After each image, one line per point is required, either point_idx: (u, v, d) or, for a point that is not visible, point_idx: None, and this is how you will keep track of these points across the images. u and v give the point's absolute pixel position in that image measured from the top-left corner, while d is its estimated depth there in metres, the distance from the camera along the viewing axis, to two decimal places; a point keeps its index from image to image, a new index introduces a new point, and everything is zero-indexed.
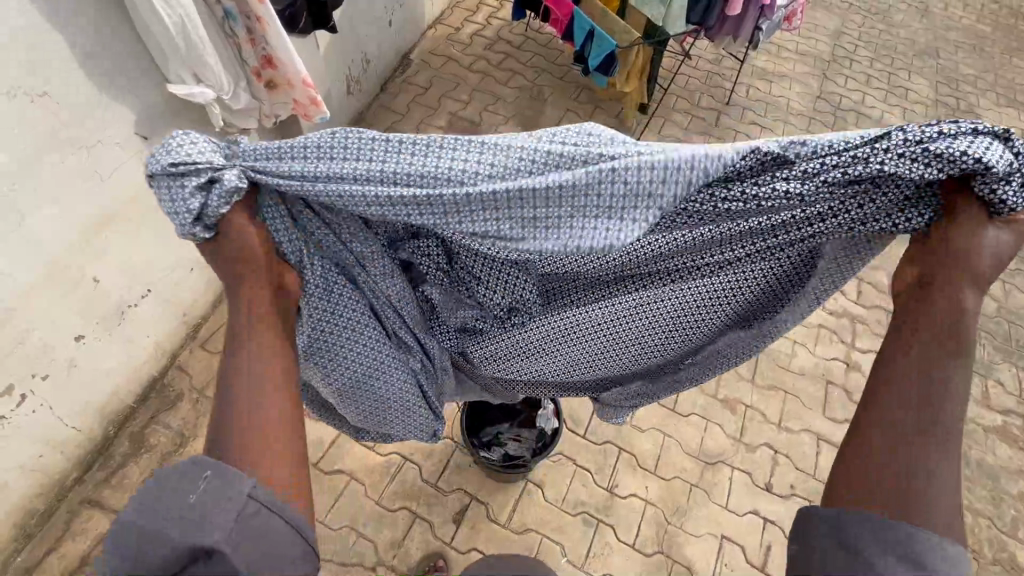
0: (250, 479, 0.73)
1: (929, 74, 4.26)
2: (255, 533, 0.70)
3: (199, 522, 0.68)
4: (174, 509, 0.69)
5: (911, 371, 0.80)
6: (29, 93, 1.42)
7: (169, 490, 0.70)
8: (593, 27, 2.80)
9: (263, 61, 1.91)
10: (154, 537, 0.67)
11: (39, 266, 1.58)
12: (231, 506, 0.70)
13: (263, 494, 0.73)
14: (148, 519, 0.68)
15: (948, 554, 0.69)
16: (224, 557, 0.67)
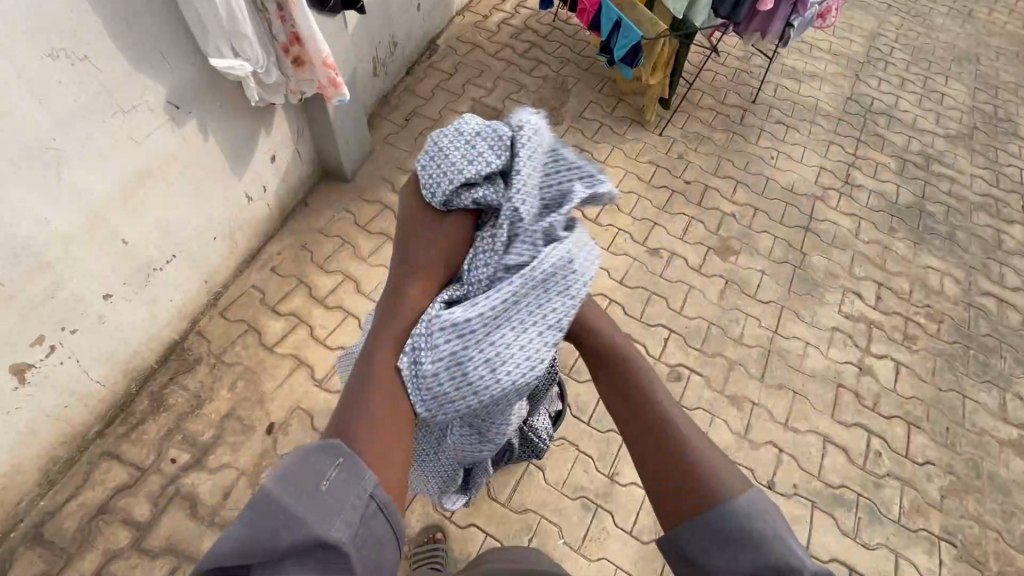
0: (374, 478, 0.63)
1: (967, 80, 4.14)
2: (372, 539, 0.61)
3: (324, 506, 0.60)
4: (301, 485, 0.61)
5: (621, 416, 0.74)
6: (71, 56, 1.49)
7: (293, 470, 0.62)
8: (620, 17, 2.79)
9: (291, 37, 1.96)
10: (277, 521, 0.58)
11: (72, 223, 1.66)
12: (357, 502, 0.61)
13: (384, 497, 0.63)
14: (278, 488, 0.60)
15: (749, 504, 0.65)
16: (345, 561, 0.58)
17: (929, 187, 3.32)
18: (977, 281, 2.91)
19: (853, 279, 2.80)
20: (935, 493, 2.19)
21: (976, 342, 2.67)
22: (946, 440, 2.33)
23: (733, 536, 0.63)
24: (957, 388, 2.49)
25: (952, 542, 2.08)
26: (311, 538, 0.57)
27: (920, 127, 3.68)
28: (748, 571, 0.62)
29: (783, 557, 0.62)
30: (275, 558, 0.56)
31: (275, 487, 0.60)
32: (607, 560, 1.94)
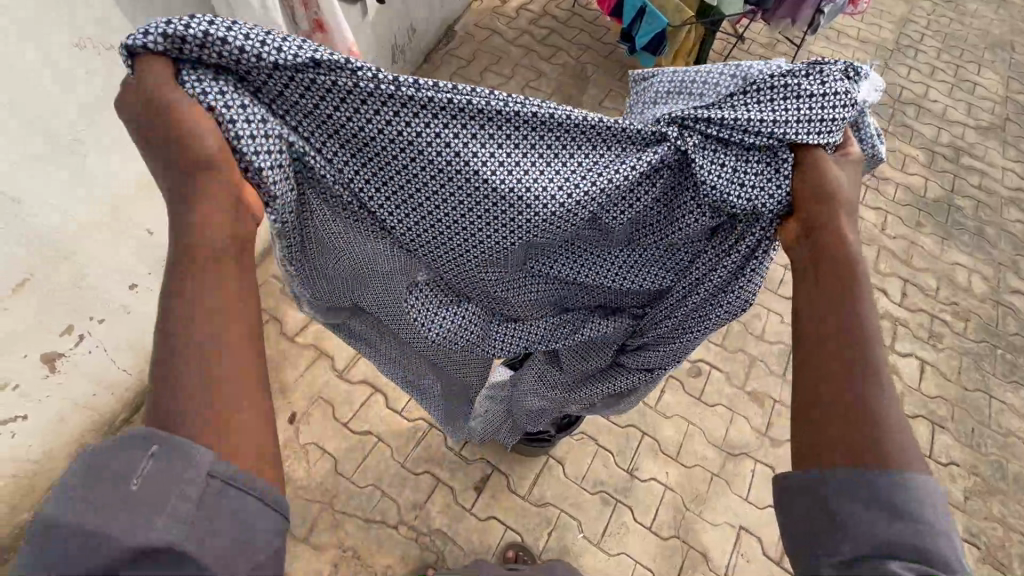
0: (207, 454, 0.58)
1: (1000, 69, 4.00)
2: (217, 525, 0.56)
3: (137, 510, 0.53)
4: (109, 494, 0.53)
5: (823, 299, 0.78)
6: (96, 45, 1.47)
7: (103, 475, 0.55)
8: (645, 4, 2.72)
9: (314, 24, 1.92)
10: (92, 534, 0.51)
11: (99, 213, 1.66)
12: (188, 491, 0.55)
13: (225, 471, 0.58)
14: (73, 515, 0.52)
15: (923, 490, 0.63)
16: (197, 556, 0.54)
17: (958, 180, 3.24)
18: (1006, 279, 2.85)
19: (878, 276, 2.74)
20: (959, 494, 2.16)
21: (1005, 342, 2.62)
22: (971, 440, 2.30)
23: (897, 506, 0.62)
24: (983, 388, 2.45)
25: (974, 543, 2.07)
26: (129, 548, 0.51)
27: (951, 118, 3.57)
28: (896, 541, 0.61)
29: (941, 552, 0.60)
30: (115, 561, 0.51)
31: (68, 513, 0.52)
32: (626, 555, 1.94)
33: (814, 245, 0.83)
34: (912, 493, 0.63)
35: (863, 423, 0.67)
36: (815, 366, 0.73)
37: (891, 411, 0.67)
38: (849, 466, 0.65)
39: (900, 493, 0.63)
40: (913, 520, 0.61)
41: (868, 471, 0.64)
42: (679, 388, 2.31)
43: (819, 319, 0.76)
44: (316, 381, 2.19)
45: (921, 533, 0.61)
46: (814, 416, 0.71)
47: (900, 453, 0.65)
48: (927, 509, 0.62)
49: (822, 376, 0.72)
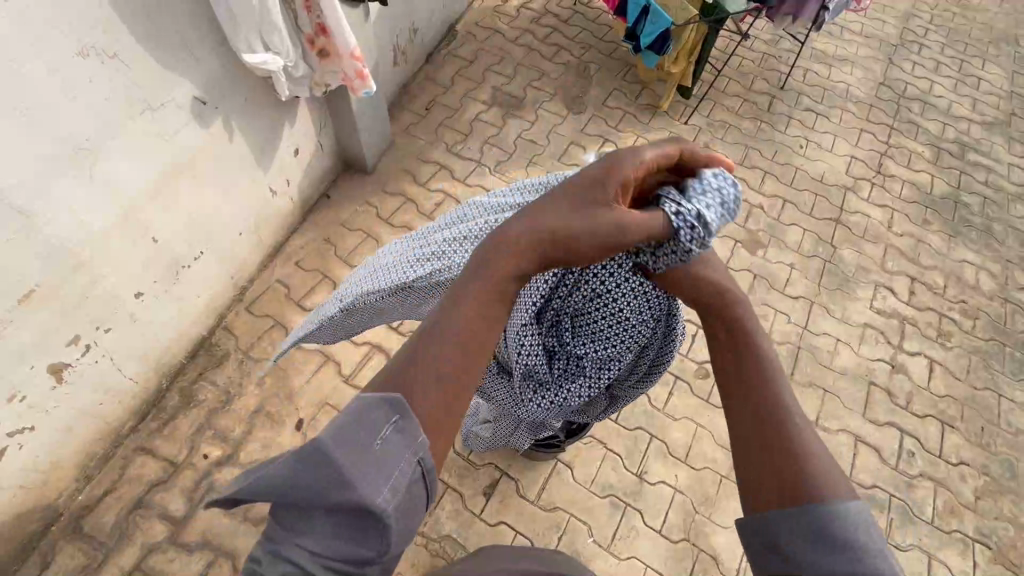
0: (424, 439, 0.68)
1: (1005, 63, 3.97)
2: (409, 502, 0.66)
3: (371, 468, 0.64)
4: (351, 444, 0.64)
5: (734, 360, 0.83)
6: (101, 54, 1.46)
7: (350, 426, 0.65)
8: (649, 3, 2.71)
9: (317, 28, 1.91)
10: (326, 482, 0.62)
11: (105, 222, 1.65)
12: (404, 468, 0.66)
13: (428, 464, 0.68)
14: (332, 445, 0.63)
15: (853, 517, 0.66)
16: (380, 525, 0.63)
17: (964, 176, 3.22)
18: (1014, 276, 2.83)
19: (885, 274, 2.73)
20: (970, 494, 2.15)
21: (1014, 339, 2.61)
22: (981, 439, 2.29)
23: (840, 530, 0.65)
24: (993, 387, 2.44)
25: (986, 544, 2.06)
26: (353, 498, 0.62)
27: (956, 113, 3.55)
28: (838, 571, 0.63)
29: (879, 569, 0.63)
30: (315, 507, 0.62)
31: (327, 441, 0.63)
32: (637, 559, 1.93)
33: (712, 325, 0.87)
34: (853, 519, 0.66)
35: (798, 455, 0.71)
36: (749, 404, 0.77)
37: (813, 445, 0.72)
38: (786, 507, 0.68)
39: (842, 520, 0.66)
40: (850, 548, 0.64)
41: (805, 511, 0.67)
42: (687, 391, 2.29)
43: (729, 362, 0.83)
44: (323, 387, 2.18)
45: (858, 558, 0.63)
46: (751, 449, 0.74)
47: (833, 488, 0.69)
48: (861, 534, 0.65)
49: (761, 414, 0.76)
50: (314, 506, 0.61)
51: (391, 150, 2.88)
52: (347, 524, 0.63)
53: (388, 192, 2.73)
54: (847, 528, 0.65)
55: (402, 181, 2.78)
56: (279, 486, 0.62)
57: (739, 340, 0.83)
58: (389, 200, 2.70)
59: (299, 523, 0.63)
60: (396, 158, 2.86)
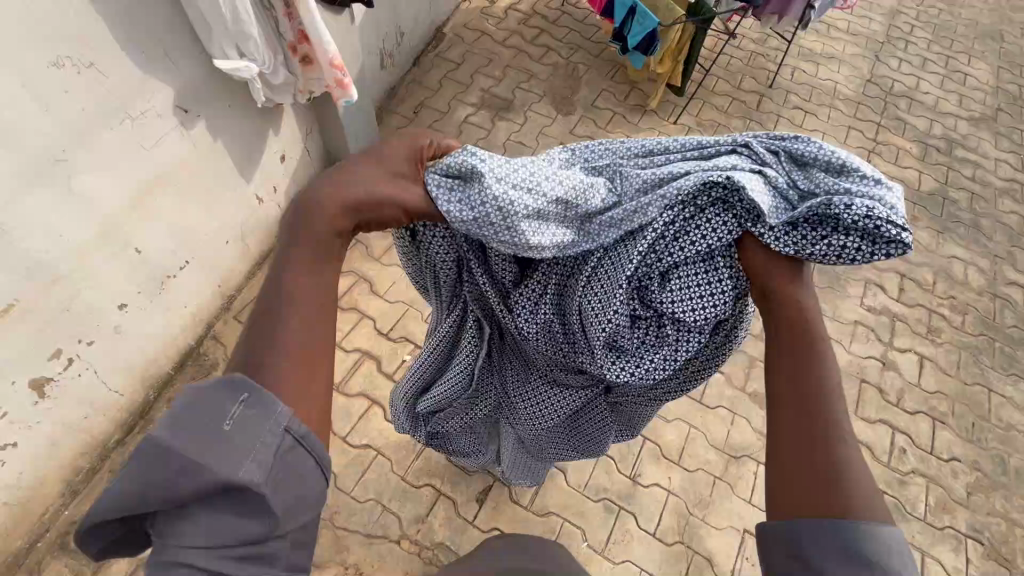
0: (287, 412, 0.62)
1: (991, 59, 4.00)
2: (290, 473, 0.60)
3: (231, 451, 0.57)
4: (203, 431, 0.57)
5: (793, 365, 0.74)
6: (76, 64, 1.44)
7: (189, 415, 0.58)
8: (635, 3, 2.72)
9: (299, 36, 1.91)
10: (175, 468, 0.55)
11: (85, 235, 1.62)
12: (269, 441, 0.59)
13: (299, 428, 0.63)
14: (170, 434, 0.56)
15: (890, 542, 0.61)
16: (260, 496, 0.57)
17: (952, 172, 3.23)
18: (1002, 271, 2.85)
19: (875, 271, 2.74)
20: (961, 490, 2.16)
21: (1003, 334, 2.62)
22: (972, 435, 2.30)
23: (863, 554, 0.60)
24: (983, 382, 2.45)
25: (978, 540, 2.06)
26: (220, 482, 0.55)
27: (943, 109, 3.57)
28: None
29: None
30: (185, 503, 0.55)
31: (166, 433, 0.56)
32: (631, 563, 1.93)
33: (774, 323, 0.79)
34: (878, 543, 0.61)
35: (824, 475, 0.65)
36: (793, 416, 0.71)
37: (860, 466, 0.66)
38: (820, 520, 0.63)
39: (865, 543, 0.60)
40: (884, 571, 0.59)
41: (841, 525, 0.61)
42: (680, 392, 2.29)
43: (788, 378, 0.74)
44: None
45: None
46: (782, 470, 0.69)
47: (870, 507, 0.63)
48: (897, 560, 0.60)
49: (798, 431, 0.69)
50: (176, 502, 0.55)
51: None
52: (232, 508, 0.57)
53: None
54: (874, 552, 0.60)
55: None
56: (129, 485, 0.55)
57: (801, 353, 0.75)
58: None
59: (180, 520, 0.56)
60: None
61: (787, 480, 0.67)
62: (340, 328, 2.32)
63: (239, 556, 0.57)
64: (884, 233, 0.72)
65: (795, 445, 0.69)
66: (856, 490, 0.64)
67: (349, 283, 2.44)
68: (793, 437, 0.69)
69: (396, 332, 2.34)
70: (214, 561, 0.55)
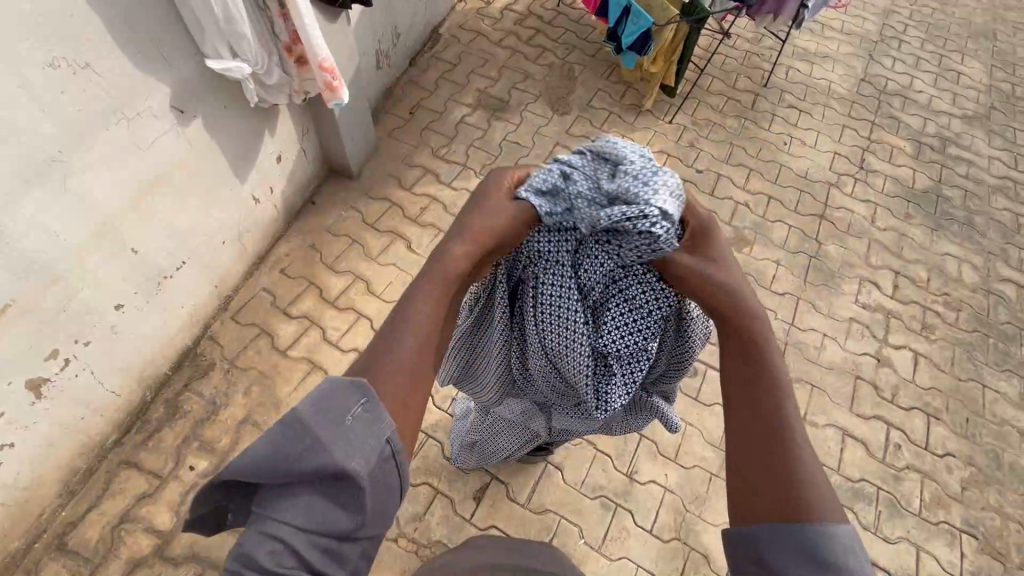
0: (393, 424, 0.64)
1: (983, 58, 4.02)
2: (382, 480, 0.62)
3: (350, 440, 0.60)
4: (333, 416, 0.62)
5: (740, 373, 0.75)
6: (73, 64, 1.45)
7: (328, 402, 0.63)
8: (630, 3, 2.74)
9: (293, 36, 1.92)
10: (305, 445, 0.59)
11: (82, 235, 1.63)
12: (374, 445, 0.62)
13: (398, 444, 0.64)
14: (311, 415, 0.62)
15: (844, 541, 0.62)
16: (359, 494, 0.60)
17: (946, 170, 3.25)
18: (996, 268, 2.86)
19: (870, 269, 2.75)
20: (956, 485, 2.17)
21: (997, 331, 2.64)
22: (966, 431, 2.32)
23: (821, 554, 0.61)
24: (977, 378, 2.47)
25: (973, 534, 2.08)
26: (330, 467, 0.59)
27: (936, 107, 3.59)
28: None
29: None
30: (295, 479, 0.59)
31: (307, 412, 0.62)
32: (628, 559, 1.93)
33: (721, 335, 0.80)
34: (835, 543, 0.62)
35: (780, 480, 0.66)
36: (742, 424, 0.71)
37: (813, 468, 0.67)
38: (776, 523, 0.64)
39: (821, 543, 0.62)
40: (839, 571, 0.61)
41: (797, 528, 0.63)
42: None
43: (739, 385, 0.75)
44: None
45: None
46: (740, 477, 0.69)
47: (827, 508, 0.64)
48: (850, 558, 0.62)
49: (750, 438, 0.70)
50: (292, 477, 0.59)
51: (376, 155, 2.87)
52: (332, 494, 0.60)
53: (373, 197, 2.72)
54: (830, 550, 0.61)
55: (387, 186, 2.77)
56: (258, 456, 0.59)
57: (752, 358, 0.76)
58: (375, 205, 2.69)
59: (282, 498, 0.59)
60: (381, 163, 2.85)
61: (744, 486, 0.68)
62: (337, 327, 2.33)
63: (322, 546, 0.58)
64: (679, 210, 0.86)
65: (751, 453, 0.69)
66: (812, 493, 0.65)
67: (346, 283, 2.44)
68: (750, 443, 0.70)
69: None
70: (305, 544, 0.57)
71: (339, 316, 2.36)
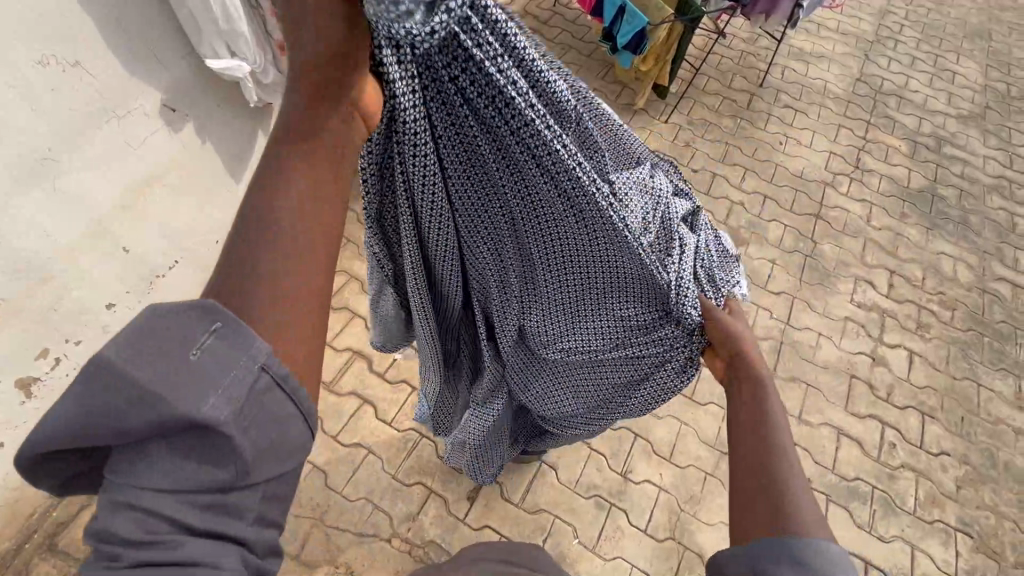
0: (264, 344, 0.44)
1: (979, 57, 4.03)
2: (266, 413, 0.43)
3: (203, 377, 0.40)
4: (162, 350, 0.40)
5: (734, 409, 0.80)
6: (62, 63, 1.44)
7: (145, 330, 0.41)
8: (624, 3, 2.74)
9: (286, 34, 1.92)
10: (122, 397, 0.39)
11: (73, 235, 1.62)
12: (239, 376, 0.42)
13: (280, 368, 0.45)
14: (123, 353, 0.39)
15: (824, 550, 0.58)
16: (230, 444, 0.41)
17: (941, 169, 3.26)
18: (991, 267, 2.87)
19: (865, 269, 2.75)
20: (951, 484, 2.17)
21: (992, 329, 2.64)
22: (961, 430, 2.31)
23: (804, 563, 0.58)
24: (972, 377, 2.47)
25: (967, 533, 2.08)
26: (178, 420, 0.39)
27: (932, 107, 3.60)
28: None
29: None
30: (131, 438, 0.39)
31: (117, 348, 0.39)
32: (623, 559, 1.93)
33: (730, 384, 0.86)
34: (823, 556, 0.58)
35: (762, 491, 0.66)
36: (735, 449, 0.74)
37: (793, 480, 0.66)
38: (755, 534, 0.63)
39: (799, 547, 0.59)
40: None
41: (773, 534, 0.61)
42: None
43: (732, 415, 0.79)
44: None
45: None
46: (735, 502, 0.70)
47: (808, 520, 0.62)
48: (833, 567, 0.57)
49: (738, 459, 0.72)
50: (129, 437, 0.39)
51: None
52: (194, 448, 0.40)
53: None
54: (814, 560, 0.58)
55: None
56: (67, 414, 0.39)
57: (752, 392, 0.80)
58: None
59: (126, 461, 0.40)
60: None
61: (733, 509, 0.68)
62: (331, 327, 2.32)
63: (204, 505, 0.41)
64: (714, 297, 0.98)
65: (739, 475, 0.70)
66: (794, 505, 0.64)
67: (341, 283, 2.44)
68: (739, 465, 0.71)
69: None
70: (174, 511, 0.40)
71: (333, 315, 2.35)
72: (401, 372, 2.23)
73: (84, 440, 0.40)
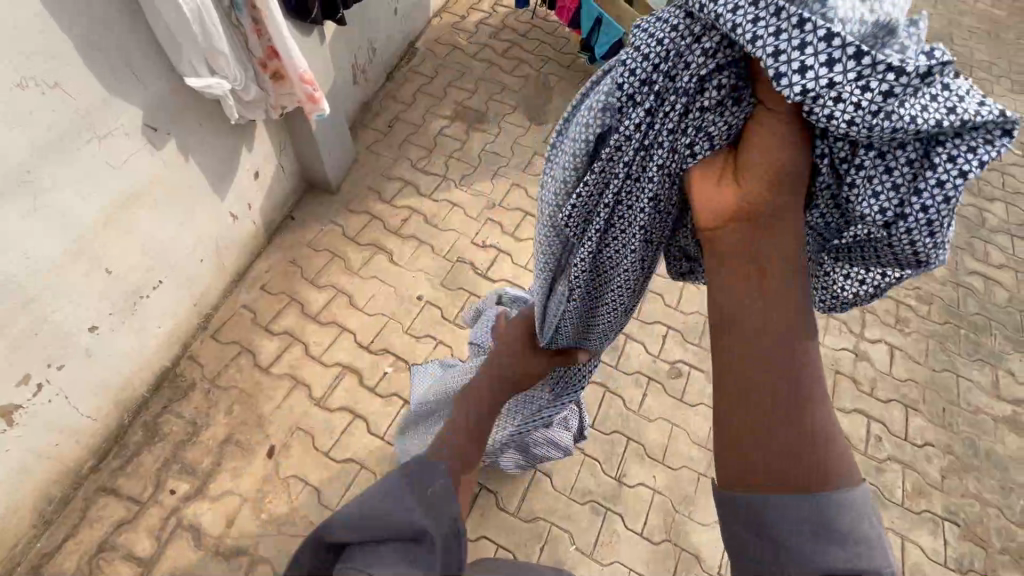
0: (457, 508, 0.74)
1: None
2: (452, 563, 0.69)
3: (433, 506, 0.73)
4: (426, 488, 0.75)
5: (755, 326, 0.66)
6: (42, 85, 1.43)
7: (414, 476, 0.76)
8: (601, 14, 2.80)
9: (268, 52, 1.93)
10: (392, 508, 0.72)
11: (53, 257, 1.60)
12: (452, 522, 0.72)
13: (464, 527, 0.73)
14: (400, 479, 0.76)
15: (859, 510, 0.67)
16: (428, 564, 0.67)
17: None
18: (963, 261, 2.96)
19: None
20: (936, 474, 2.22)
21: (967, 322, 2.71)
22: (942, 420, 2.37)
23: (834, 529, 0.65)
24: (950, 368, 2.53)
25: (954, 522, 2.12)
26: (410, 525, 0.70)
27: None
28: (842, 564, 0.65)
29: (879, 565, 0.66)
30: (383, 538, 0.70)
31: (401, 479, 0.76)
32: (620, 563, 1.93)
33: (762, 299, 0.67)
34: (856, 514, 0.66)
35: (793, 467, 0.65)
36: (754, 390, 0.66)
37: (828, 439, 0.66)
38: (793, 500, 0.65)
39: (842, 516, 0.66)
40: (852, 542, 0.66)
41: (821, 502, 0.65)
42: (661, 392, 2.31)
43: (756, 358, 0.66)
44: (293, 412, 2.13)
45: (860, 552, 0.66)
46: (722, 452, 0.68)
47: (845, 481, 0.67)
48: (867, 526, 0.67)
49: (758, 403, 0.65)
50: (382, 533, 0.70)
51: (356, 169, 2.87)
52: (410, 551, 0.69)
53: (353, 210, 2.71)
54: (847, 522, 0.66)
55: (367, 199, 2.76)
56: (356, 510, 0.72)
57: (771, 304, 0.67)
58: (354, 218, 2.68)
59: (366, 552, 0.70)
60: (360, 176, 2.85)
61: (723, 463, 0.68)
62: (320, 341, 2.31)
63: None
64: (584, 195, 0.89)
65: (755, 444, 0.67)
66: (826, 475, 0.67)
67: (328, 298, 2.42)
68: (762, 434, 0.65)
69: (377, 343, 2.32)
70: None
71: (321, 330, 2.34)
72: (392, 385, 2.22)
73: (358, 533, 0.71)
